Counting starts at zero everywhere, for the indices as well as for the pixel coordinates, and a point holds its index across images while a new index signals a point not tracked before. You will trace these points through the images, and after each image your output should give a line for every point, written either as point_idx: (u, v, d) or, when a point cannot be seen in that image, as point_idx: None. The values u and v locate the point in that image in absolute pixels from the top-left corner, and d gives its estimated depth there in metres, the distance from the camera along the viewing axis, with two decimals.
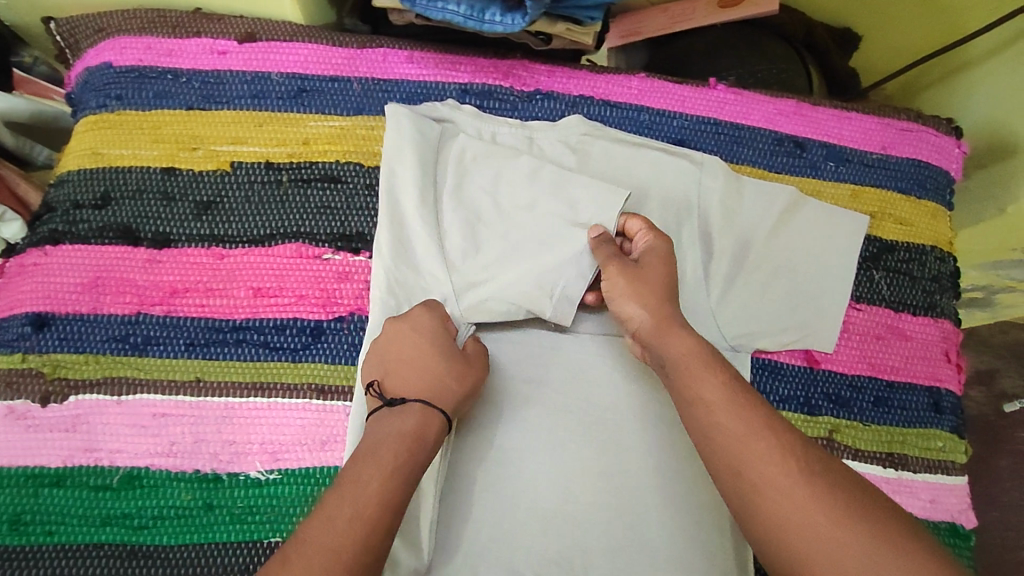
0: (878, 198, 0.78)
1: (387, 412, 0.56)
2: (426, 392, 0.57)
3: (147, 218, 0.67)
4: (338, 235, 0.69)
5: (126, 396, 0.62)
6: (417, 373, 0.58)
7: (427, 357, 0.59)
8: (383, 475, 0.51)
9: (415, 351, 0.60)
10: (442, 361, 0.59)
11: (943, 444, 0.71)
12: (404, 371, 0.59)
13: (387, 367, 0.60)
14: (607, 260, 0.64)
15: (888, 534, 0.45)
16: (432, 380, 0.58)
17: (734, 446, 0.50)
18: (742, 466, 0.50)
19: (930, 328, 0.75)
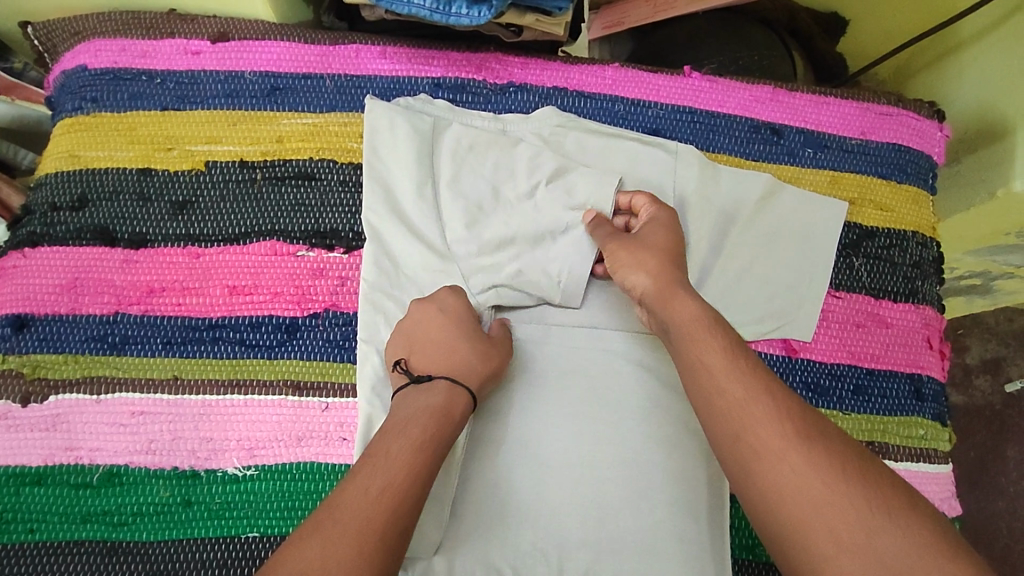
0: (856, 184, 0.77)
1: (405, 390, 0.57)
2: (451, 368, 0.58)
3: (124, 219, 0.68)
4: (312, 231, 0.69)
5: (104, 395, 0.62)
6: (442, 350, 0.59)
7: (445, 334, 0.61)
8: (415, 445, 0.51)
9: (436, 331, 0.61)
10: (466, 338, 0.61)
11: (925, 432, 0.70)
12: (427, 349, 0.60)
13: (406, 347, 0.61)
14: (608, 240, 0.66)
15: (888, 503, 0.44)
16: (456, 354, 0.59)
17: (730, 412, 0.50)
18: (744, 429, 0.49)
19: (911, 315, 0.74)
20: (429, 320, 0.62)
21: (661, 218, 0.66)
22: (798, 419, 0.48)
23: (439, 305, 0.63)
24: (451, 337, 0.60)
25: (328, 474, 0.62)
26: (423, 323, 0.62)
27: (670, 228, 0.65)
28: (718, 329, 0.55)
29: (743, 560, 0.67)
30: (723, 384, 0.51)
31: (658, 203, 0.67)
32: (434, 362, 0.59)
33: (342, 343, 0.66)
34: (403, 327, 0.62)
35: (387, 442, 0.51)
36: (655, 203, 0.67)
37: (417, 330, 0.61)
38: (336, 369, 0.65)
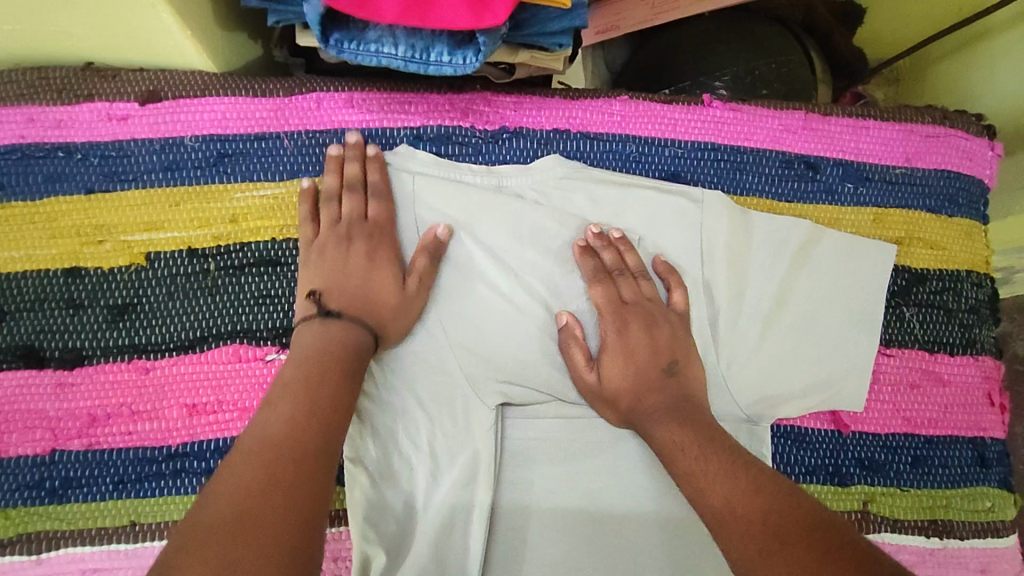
0: (903, 221, 0.67)
1: (312, 322, 0.54)
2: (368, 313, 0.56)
3: (52, 332, 0.56)
4: (282, 328, 0.59)
5: (46, 553, 0.53)
6: (364, 288, 0.57)
7: (359, 274, 0.57)
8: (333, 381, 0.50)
9: (356, 265, 0.57)
10: (389, 280, 0.57)
11: (991, 503, 0.63)
12: (346, 285, 0.56)
13: (322, 277, 0.57)
14: (626, 320, 0.60)
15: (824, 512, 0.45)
16: (377, 298, 0.56)
17: (720, 520, 0.46)
18: (729, 541, 0.45)
19: (970, 369, 0.66)
20: (343, 258, 0.57)
21: (609, 342, 0.59)
22: (794, 529, 0.43)
23: (362, 241, 0.58)
24: (370, 275, 0.57)
25: None
26: (342, 254, 0.57)
27: (623, 354, 0.59)
28: (710, 449, 0.51)
29: None
30: (716, 480, 0.49)
31: (609, 307, 0.60)
32: (352, 301, 0.56)
33: None
34: (314, 255, 0.58)
35: (308, 370, 0.50)
36: (608, 303, 0.61)
37: (332, 262, 0.57)
38: None
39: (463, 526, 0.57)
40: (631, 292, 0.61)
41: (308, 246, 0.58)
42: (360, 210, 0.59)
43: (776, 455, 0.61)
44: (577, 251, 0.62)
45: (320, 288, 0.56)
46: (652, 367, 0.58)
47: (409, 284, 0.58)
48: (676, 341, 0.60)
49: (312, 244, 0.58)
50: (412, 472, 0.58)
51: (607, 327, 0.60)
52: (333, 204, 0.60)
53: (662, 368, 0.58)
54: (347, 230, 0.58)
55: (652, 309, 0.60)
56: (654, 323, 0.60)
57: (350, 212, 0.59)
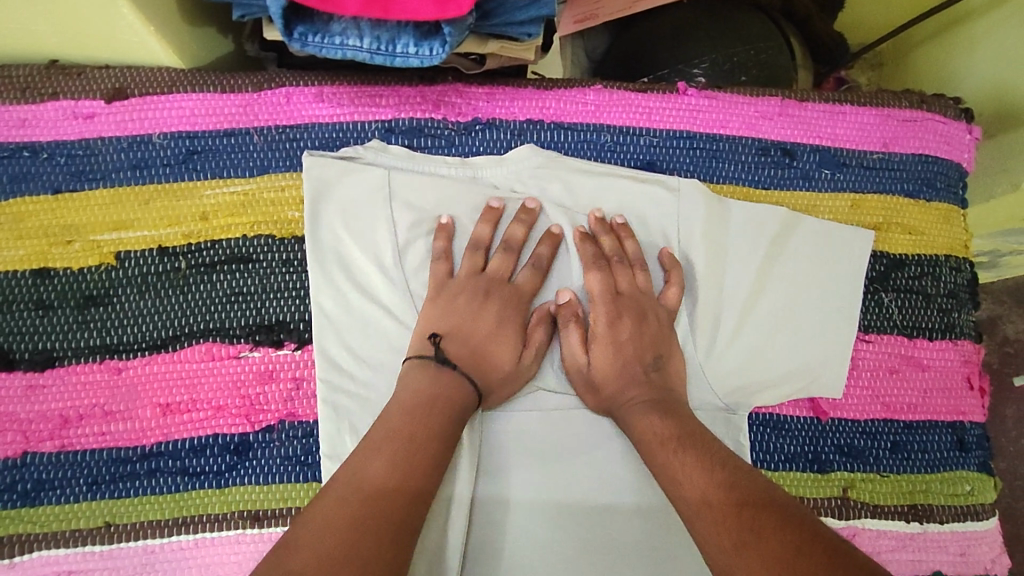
0: (880, 207, 0.67)
1: (425, 366, 0.54)
2: (481, 371, 0.56)
3: (22, 334, 0.56)
4: (255, 325, 0.58)
5: (20, 557, 0.53)
6: (486, 339, 0.57)
7: (484, 328, 0.57)
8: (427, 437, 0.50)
9: (487, 324, 0.58)
10: (510, 346, 0.58)
11: (971, 486, 0.63)
12: (467, 336, 0.57)
13: (441, 322, 0.57)
14: (619, 310, 0.59)
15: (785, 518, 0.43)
16: (491, 361, 0.57)
17: (692, 511, 0.46)
18: (700, 532, 0.45)
19: (949, 353, 0.66)
20: (472, 309, 0.58)
21: (596, 330, 0.59)
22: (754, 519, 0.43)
23: (498, 302, 0.59)
24: (492, 340, 0.57)
25: None
26: (476, 307, 0.58)
27: (604, 345, 0.58)
28: (688, 446, 0.51)
29: None
30: (687, 470, 0.49)
31: (604, 295, 0.59)
32: (471, 356, 0.56)
33: (303, 460, 0.57)
34: (444, 296, 0.58)
35: (406, 424, 0.50)
36: (606, 292, 0.59)
37: (458, 308, 0.57)
38: (298, 492, 0.56)
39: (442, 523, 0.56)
40: (627, 283, 0.60)
41: (441, 287, 0.59)
42: (509, 272, 0.60)
43: (754, 443, 0.61)
44: (578, 237, 0.61)
45: (441, 331, 0.57)
46: (636, 355, 0.58)
47: (524, 354, 0.59)
48: (662, 333, 0.59)
49: (445, 286, 0.59)
50: None
51: (597, 315, 0.59)
52: (483, 255, 0.60)
53: (647, 357, 0.58)
54: (488, 285, 0.59)
55: (644, 302, 0.60)
56: (641, 314, 0.59)
57: (497, 269, 0.60)
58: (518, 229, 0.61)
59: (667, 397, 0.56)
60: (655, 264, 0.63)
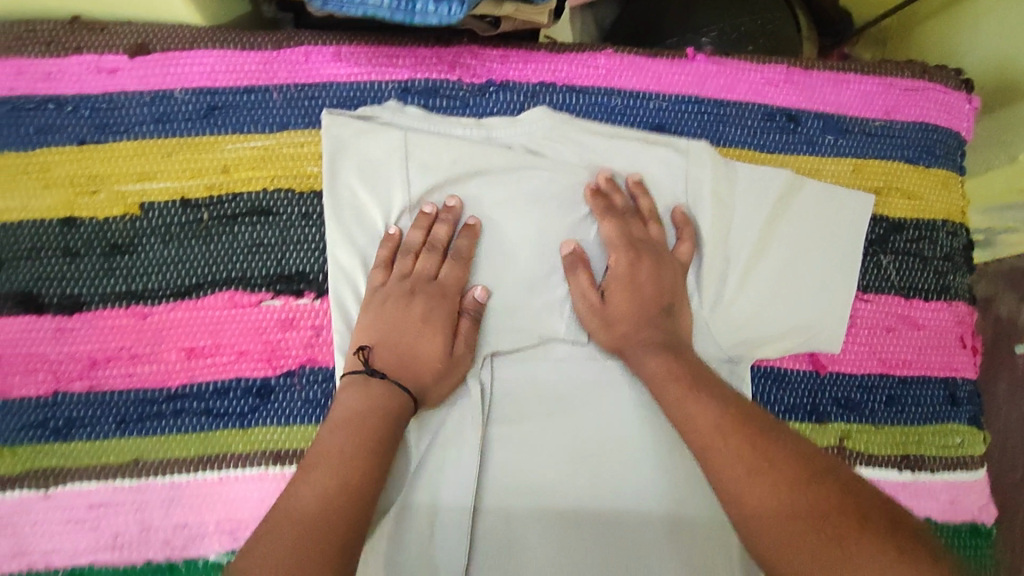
0: (880, 172, 0.69)
1: (355, 377, 0.55)
2: (405, 373, 0.56)
3: (49, 279, 0.58)
4: (276, 275, 0.60)
5: (52, 489, 0.55)
6: (417, 341, 0.57)
7: (412, 329, 0.58)
8: (368, 443, 0.51)
9: (411, 326, 0.58)
10: (437, 345, 0.58)
11: (961, 439, 0.66)
12: (393, 340, 0.57)
13: (371, 327, 0.57)
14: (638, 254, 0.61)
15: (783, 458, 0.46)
16: (418, 362, 0.57)
17: (703, 446, 0.49)
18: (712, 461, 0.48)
19: (944, 313, 0.68)
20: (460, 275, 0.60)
21: (615, 270, 0.61)
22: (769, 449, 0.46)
23: (424, 300, 0.59)
24: (417, 341, 0.57)
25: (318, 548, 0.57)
26: (403, 311, 0.58)
27: (623, 287, 0.60)
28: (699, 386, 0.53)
29: None
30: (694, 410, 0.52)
31: (622, 242, 0.61)
32: (398, 361, 0.56)
33: (323, 403, 0.59)
34: (376, 301, 0.58)
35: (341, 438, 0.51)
36: (622, 237, 0.62)
37: (388, 313, 0.58)
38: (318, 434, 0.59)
39: (454, 462, 0.59)
40: (640, 231, 0.63)
41: (374, 291, 0.59)
42: (432, 273, 0.60)
43: (756, 394, 0.64)
44: (589, 194, 0.63)
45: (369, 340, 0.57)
46: (649, 307, 0.60)
47: (454, 351, 0.58)
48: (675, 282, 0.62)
49: (377, 290, 0.59)
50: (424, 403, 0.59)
51: (618, 258, 0.61)
52: (411, 257, 0.60)
53: (661, 306, 0.60)
54: (414, 287, 0.59)
55: (658, 249, 0.62)
56: (659, 261, 0.61)
57: (422, 270, 0.60)
58: (441, 229, 0.61)
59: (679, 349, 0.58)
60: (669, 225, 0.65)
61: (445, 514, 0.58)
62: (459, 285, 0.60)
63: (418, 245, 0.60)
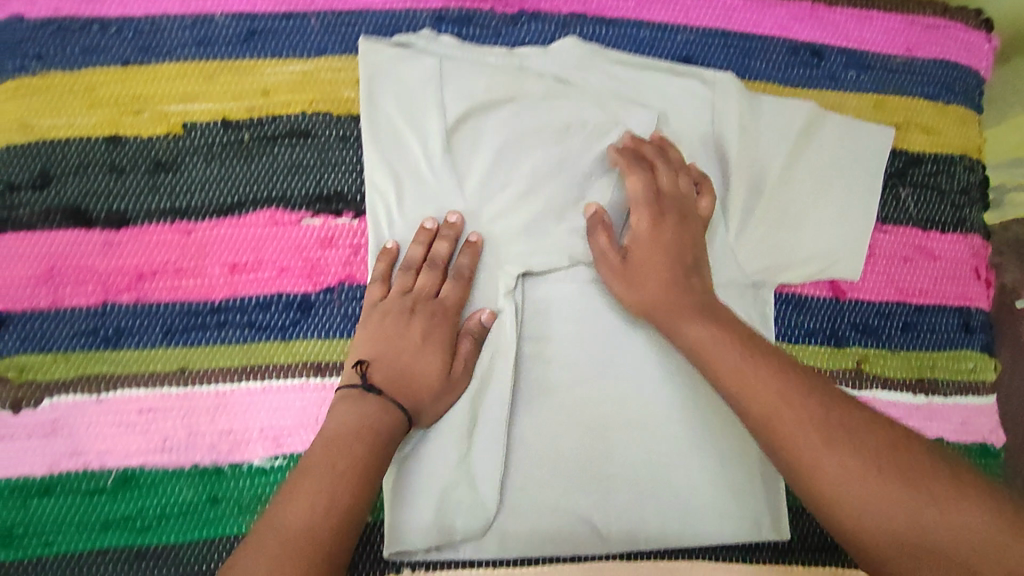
0: (902, 107, 0.71)
1: (351, 395, 0.55)
2: (403, 391, 0.56)
3: (96, 194, 0.59)
4: (315, 195, 0.61)
5: (104, 394, 0.58)
6: (416, 359, 0.57)
7: (410, 349, 0.58)
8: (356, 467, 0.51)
9: (409, 343, 0.58)
10: (436, 362, 0.58)
11: (973, 364, 0.69)
12: (392, 357, 0.57)
13: (369, 344, 0.58)
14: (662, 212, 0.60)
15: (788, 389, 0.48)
16: (417, 378, 0.57)
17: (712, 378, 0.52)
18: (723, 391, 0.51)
19: (960, 245, 0.70)
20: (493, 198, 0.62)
21: (637, 231, 0.60)
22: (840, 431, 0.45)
23: (422, 316, 0.59)
24: (415, 357, 0.57)
25: None
26: (401, 329, 0.58)
27: (646, 244, 0.59)
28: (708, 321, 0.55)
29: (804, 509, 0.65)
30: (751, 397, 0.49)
31: (646, 198, 0.60)
32: (394, 378, 0.56)
33: None
34: (374, 317, 0.59)
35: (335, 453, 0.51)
36: (647, 198, 0.60)
37: (386, 329, 0.58)
38: None
39: (489, 378, 0.61)
40: (668, 183, 0.61)
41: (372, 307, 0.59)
42: (433, 289, 0.60)
43: (778, 318, 0.66)
44: (615, 150, 0.62)
45: (366, 356, 0.58)
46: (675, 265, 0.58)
47: (453, 367, 0.59)
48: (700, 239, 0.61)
49: (375, 306, 0.59)
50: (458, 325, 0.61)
51: (640, 218, 0.60)
52: (409, 273, 0.60)
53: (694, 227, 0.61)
54: (413, 304, 0.59)
55: (685, 207, 0.61)
56: (684, 218, 0.60)
57: (422, 286, 0.60)
58: (441, 245, 0.60)
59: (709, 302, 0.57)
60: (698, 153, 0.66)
61: (484, 428, 0.60)
62: (458, 303, 0.60)
63: (418, 262, 0.60)
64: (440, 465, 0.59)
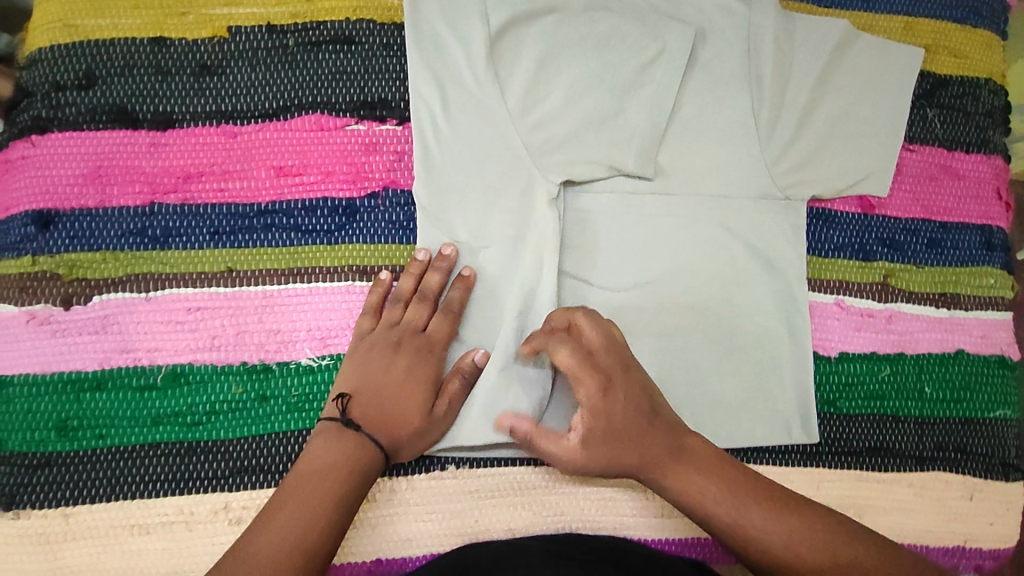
0: (931, 29, 0.72)
1: (330, 428, 0.55)
2: (385, 424, 0.56)
3: (143, 96, 0.59)
4: (359, 102, 0.62)
5: (153, 292, 0.59)
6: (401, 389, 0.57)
7: (393, 385, 0.57)
8: (326, 501, 0.51)
9: (396, 374, 0.57)
10: (418, 399, 0.57)
11: (994, 281, 0.71)
12: (374, 391, 0.57)
13: (351, 378, 0.57)
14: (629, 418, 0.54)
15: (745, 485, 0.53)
16: (398, 414, 0.56)
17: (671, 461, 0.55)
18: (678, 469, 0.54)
19: (983, 165, 0.72)
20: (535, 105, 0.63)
21: (586, 403, 0.53)
22: (758, 487, 0.53)
23: (409, 351, 0.58)
24: (398, 391, 0.57)
25: None
26: (386, 362, 0.58)
27: (596, 417, 0.53)
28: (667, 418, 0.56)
29: (827, 414, 0.67)
30: (690, 481, 0.54)
31: (585, 367, 0.53)
32: (375, 411, 0.56)
33: (407, 225, 0.62)
34: (362, 347, 0.59)
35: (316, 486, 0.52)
36: (583, 361, 0.53)
37: (371, 359, 0.58)
38: (401, 252, 0.62)
39: (533, 285, 0.61)
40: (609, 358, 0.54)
41: (361, 338, 0.59)
42: (423, 322, 0.59)
43: (808, 233, 0.68)
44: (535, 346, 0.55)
45: (349, 388, 0.57)
46: (637, 422, 0.54)
47: (435, 407, 0.58)
48: (648, 379, 0.57)
49: (363, 337, 0.59)
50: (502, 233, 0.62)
51: (585, 390, 0.53)
52: (399, 304, 0.60)
53: None
54: (399, 337, 0.59)
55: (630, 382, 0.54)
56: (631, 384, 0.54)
57: (409, 320, 0.59)
58: (433, 277, 0.60)
59: (674, 430, 0.56)
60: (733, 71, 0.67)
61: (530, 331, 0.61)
62: (446, 339, 0.59)
63: (408, 294, 0.60)
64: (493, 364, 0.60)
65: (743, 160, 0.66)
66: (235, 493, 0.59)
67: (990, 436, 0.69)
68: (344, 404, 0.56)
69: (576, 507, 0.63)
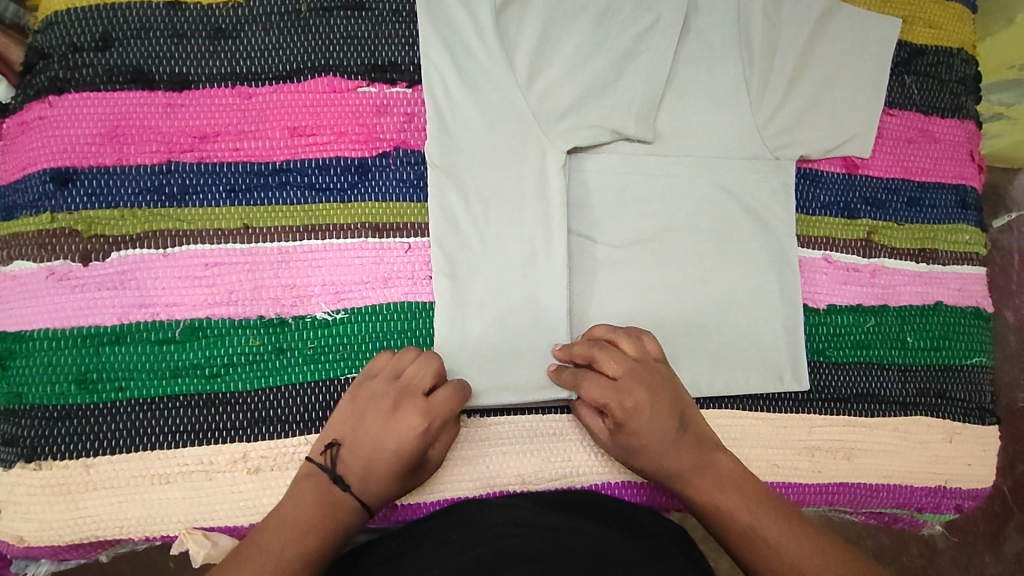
0: (908, 2, 0.77)
1: (315, 478, 0.55)
2: (363, 484, 0.55)
3: (158, 58, 0.61)
4: (370, 65, 0.65)
5: (171, 248, 0.60)
6: (389, 449, 0.55)
7: (378, 449, 0.55)
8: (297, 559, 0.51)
9: (385, 437, 0.55)
10: (395, 465, 0.55)
11: (969, 237, 0.76)
12: (363, 450, 0.55)
13: (346, 427, 0.57)
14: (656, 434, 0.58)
15: (766, 501, 0.57)
16: (376, 475, 0.55)
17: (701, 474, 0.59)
18: (708, 482, 0.58)
19: (957, 129, 0.77)
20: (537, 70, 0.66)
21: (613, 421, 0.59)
22: (776, 504, 0.57)
23: (402, 416, 0.56)
24: (378, 453, 0.55)
25: (420, 311, 0.63)
26: (377, 424, 0.56)
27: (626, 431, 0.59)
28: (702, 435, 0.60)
29: (817, 363, 0.71)
30: (713, 495, 0.58)
31: (608, 393, 0.58)
32: (357, 469, 0.55)
33: (417, 184, 0.65)
34: (360, 399, 0.58)
35: (289, 540, 0.51)
36: (608, 390, 0.58)
37: (365, 412, 0.57)
38: (414, 210, 0.64)
39: (543, 239, 0.64)
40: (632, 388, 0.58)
41: (361, 390, 0.58)
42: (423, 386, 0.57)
43: (797, 191, 0.72)
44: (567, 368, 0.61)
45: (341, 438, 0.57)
46: (670, 434, 0.58)
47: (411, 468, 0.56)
48: (685, 401, 0.60)
49: (365, 390, 0.58)
50: (511, 192, 0.65)
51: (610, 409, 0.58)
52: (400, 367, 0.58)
53: None
54: (396, 394, 0.57)
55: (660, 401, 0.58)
56: (656, 401, 0.58)
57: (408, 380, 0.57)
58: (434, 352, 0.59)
59: (702, 446, 0.60)
60: (724, 40, 0.71)
61: (540, 282, 0.64)
62: (440, 411, 0.57)
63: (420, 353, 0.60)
64: (507, 313, 0.64)
65: (734, 123, 0.70)
66: (253, 443, 0.60)
67: (968, 382, 0.74)
68: (333, 454, 0.56)
69: (583, 454, 0.65)
